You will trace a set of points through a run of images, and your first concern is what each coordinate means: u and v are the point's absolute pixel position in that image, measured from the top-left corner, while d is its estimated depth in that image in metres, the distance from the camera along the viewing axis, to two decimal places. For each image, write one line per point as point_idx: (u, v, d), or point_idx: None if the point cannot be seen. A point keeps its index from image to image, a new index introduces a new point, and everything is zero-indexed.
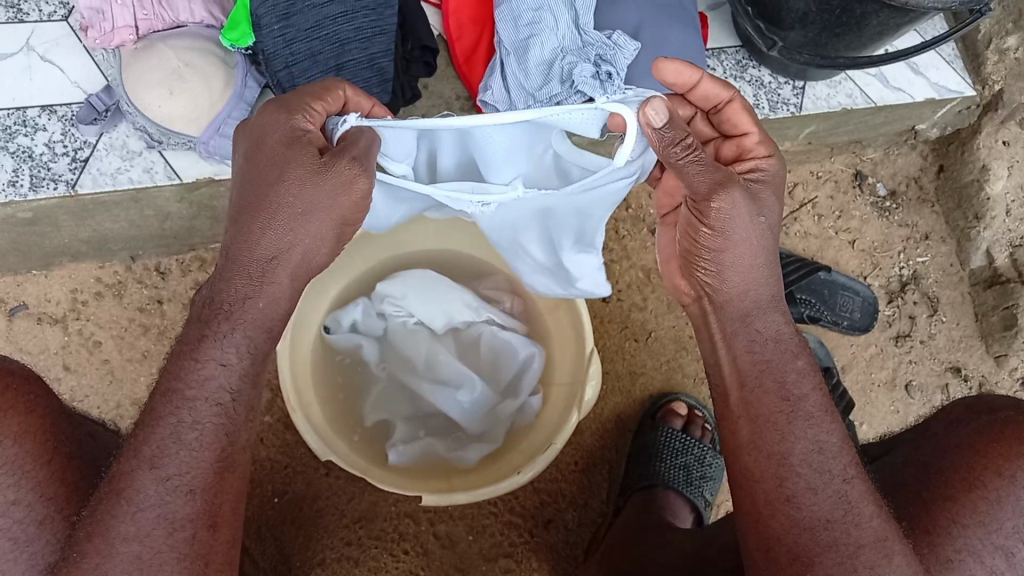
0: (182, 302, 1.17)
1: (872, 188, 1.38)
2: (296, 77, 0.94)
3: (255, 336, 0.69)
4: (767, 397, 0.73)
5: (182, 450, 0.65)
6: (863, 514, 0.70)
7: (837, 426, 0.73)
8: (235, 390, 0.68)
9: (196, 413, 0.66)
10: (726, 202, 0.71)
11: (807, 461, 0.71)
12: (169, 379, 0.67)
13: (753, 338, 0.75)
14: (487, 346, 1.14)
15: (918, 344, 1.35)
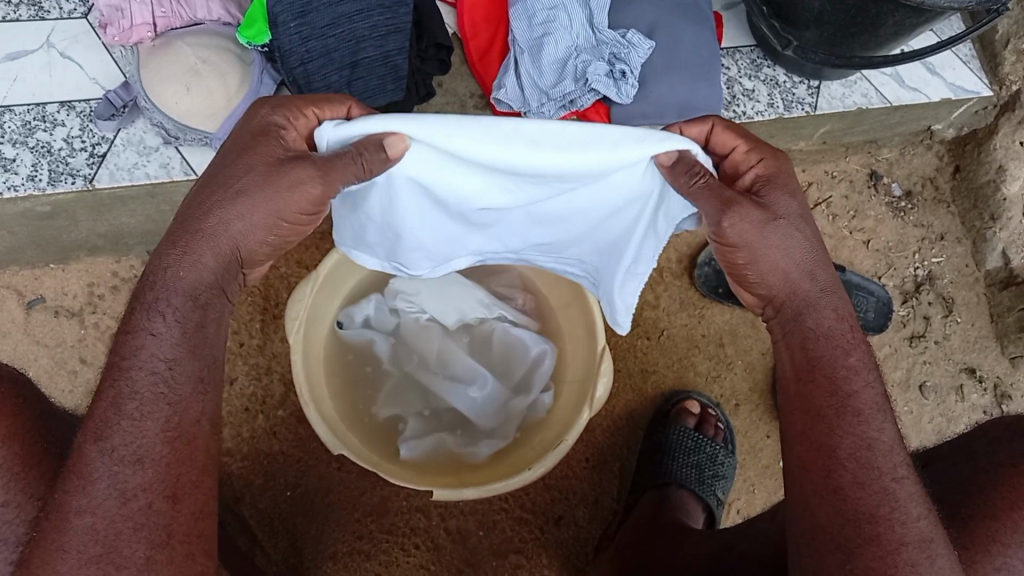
0: None
1: (887, 188, 1.38)
2: (312, 74, 0.94)
3: (189, 307, 0.67)
4: (819, 393, 0.71)
5: (125, 420, 0.64)
6: (907, 518, 0.68)
7: (890, 425, 0.71)
8: (172, 359, 0.66)
9: (146, 388, 0.65)
10: (736, 222, 0.67)
11: (855, 456, 0.69)
12: (113, 355, 0.67)
13: (806, 336, 0.73)
14: (499, 342, 1.16)
15: (932, 344, 1.34)
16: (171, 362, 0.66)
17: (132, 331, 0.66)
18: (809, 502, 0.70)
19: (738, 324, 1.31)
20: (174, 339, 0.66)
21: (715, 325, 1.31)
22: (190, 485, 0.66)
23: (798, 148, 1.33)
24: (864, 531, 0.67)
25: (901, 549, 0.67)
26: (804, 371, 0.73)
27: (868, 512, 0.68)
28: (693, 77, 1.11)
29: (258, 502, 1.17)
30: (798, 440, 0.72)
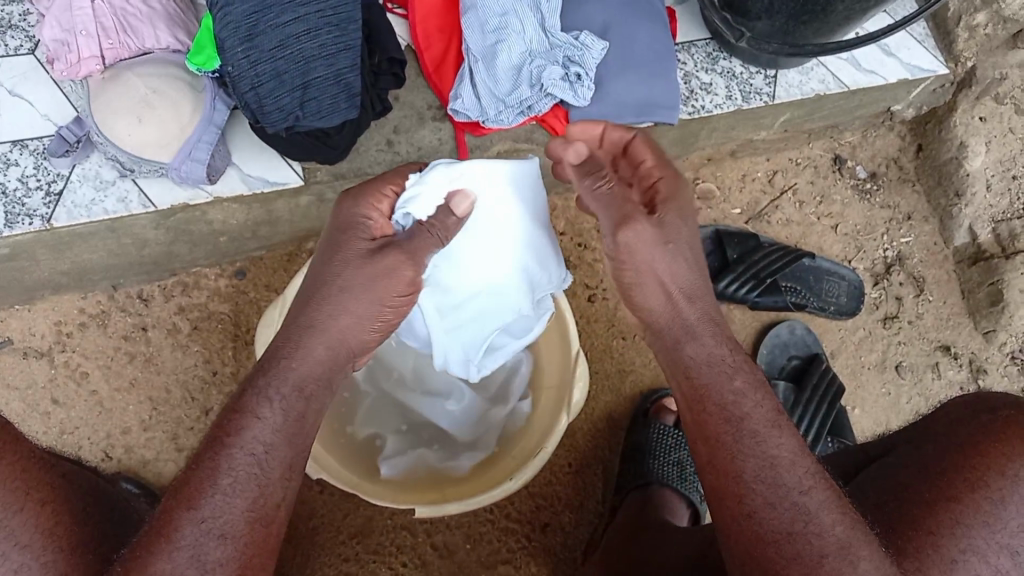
0: (166, 328, 1.18)
1: (852, 171, 1.40)
2: (264, 99, 0.93)
3: (290, 396, 0.71)
4: (715, 419, 0.72)
5: (218, 493, 0.65)
6: (823, 522, 0.67)
7: (787, 440, 0.71)
8: (269, 444, 0.68)
9: (256, 473, 0.67)
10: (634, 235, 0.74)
11: (762, 478, 0.69)
12: (219, 429, 0.68)
13: (691, 362, 0.74)
14: None
15: (906, 325, 1.35)
16: (268, 446, 0.68)
17: (242, 409, 0.69)
18: (757, 510, 0.68)
19: None
20: (276, 424, 0.69)
21: None
22: (260, 564, 0.65)
23: (760, 138, 1.33)
24: (786, 553, 0.66)
25: (822, 561, 0.66)
26: (697, 399, 0.74)
27: (782, 531, 0.67)
28: (650, 75, 1.11)
29: None
30: (711, 472, 0.72)
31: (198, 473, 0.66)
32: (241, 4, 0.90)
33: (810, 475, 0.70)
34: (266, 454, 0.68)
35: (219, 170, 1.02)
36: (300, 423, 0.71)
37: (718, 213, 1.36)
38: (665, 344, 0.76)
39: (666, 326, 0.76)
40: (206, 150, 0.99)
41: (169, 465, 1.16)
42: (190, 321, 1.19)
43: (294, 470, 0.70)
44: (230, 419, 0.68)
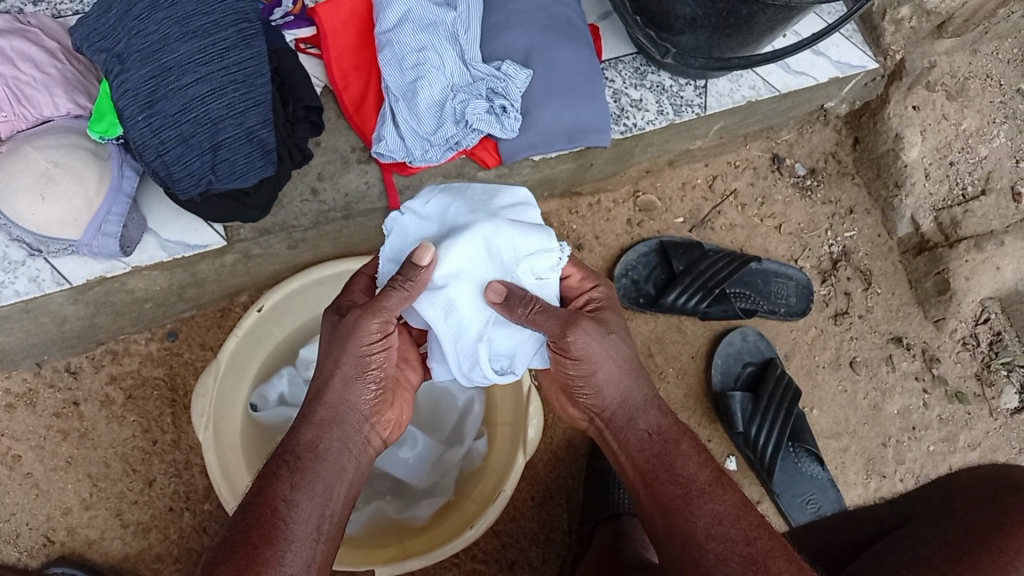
0: (100, 400, 1.13)
1: (791, 169, 1.39)
2: (172, 166, 0.88)
3: (316, 463, 0.73)
4: (667, 486, 0.73)
5: (258, 550, 0.66)
6: (772, 569, 0.68)
7: (732, 496, 0.73)
8: (303, 509, 0.70)
9: (285, 527, 0.68)
10: (581, 336, 0.74)
11: (712, 532, 0.70)
12: (256, 493, 0.70)
13: (641, 439, 0.77)
14: (426, 398, 1.16)
15: (857, 320, 1.34)
16: (299, 503, 0.70)
17: (264, 476, 0.72)
18: (711, 569, 0.69)
19: (664, 330, 1.30)
20: (307, 493, 0.71)
21: (641, 335, 1.29)
22: None
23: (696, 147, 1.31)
24: None
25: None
26: (651, 466, 0.75)
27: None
28: (577, 98, 1.08)
29: None
30: (667, 537, 0.72)
31: (226, 540, 0.67)
32: (138, 70, 0.85)
33: (755, 526, 0.71)
34: (289, 507, 0.70)
35: (134, 239, 0.97)
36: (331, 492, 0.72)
37: (661, 223, 1.34)
38: (614, 427, 0.79)
39: (615, 408, 0.78)
40: (116, 223, 0.93)
41: (115, 543, 1.11)
42: (124, 391, 1.14)
43: (321, 530, 0.70)
44: (258, 488, 0.71)
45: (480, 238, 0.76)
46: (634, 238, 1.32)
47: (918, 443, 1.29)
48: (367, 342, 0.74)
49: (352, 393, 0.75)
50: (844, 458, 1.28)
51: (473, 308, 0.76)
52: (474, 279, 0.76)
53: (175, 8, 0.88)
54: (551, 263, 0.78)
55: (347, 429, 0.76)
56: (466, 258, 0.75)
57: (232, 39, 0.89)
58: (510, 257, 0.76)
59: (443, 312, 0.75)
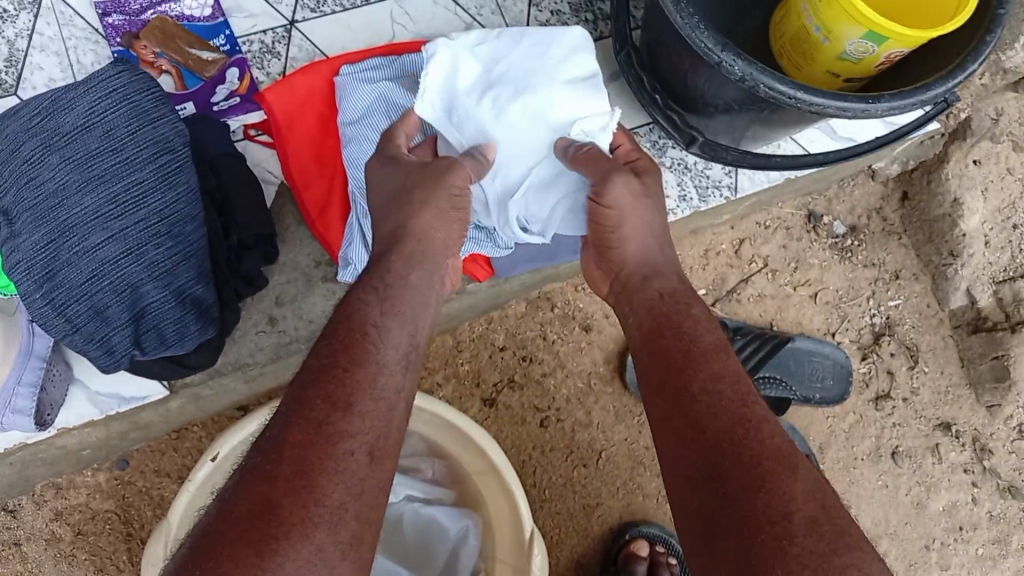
0: (43, 539, 1.00)
1: (829, 228, 1.21)
2: (85, 344, 0.71)
3: (398, 307, 0.68)
4: (669, 347, 0.68)
5: (362, 383, 0.61)
6: (763, 431, 0.61)
7: (734, 362, 0.67)
8: (397, 350, 0.66)
9: (375, 353, 0.64)
10: (623, 196, 0.74)
11: (707, 389, 0.64)
12: (340, 320, 0.66)
13: (651, 296, 0.72)
14: (414, 528, 1.01)
15: (900, 403, 1.19)
16: (391, 343, 0.66)
17: (351, 302, 0.68)
18: (701, 413, 0.62)
19: None
20: (396, 336, 0.67)
21: None
22: (390, 445, 0.61)
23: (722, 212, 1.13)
24: (728, 454, 0.59)
25: (762, 460, 0.59)
26: (657, 326, 0.71)
27: (726, 434, 0.61)
28: None
29: None
30: (659, 394, 0.66)
31: (312, 371, 0.62)
32: (32, 234, 0.68)
33: (753, 397, 0.65)
34: (378, 334, 0.66)
35: (57, 400, 0.81)
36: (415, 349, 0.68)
37: None
38: (626, 284, 0.75)
39: (635, 265, 0.74)
40: (28, 395, 0.77)
41: None
42: (72, 527, 1.00)
43: (409, 360, 0.67)
44: (346, 315, 0.67)
45: (535, 96, 0.82)
46: None
47: (965, 546, 1.18)
48: (454, 181, 0.74)
49: (438, 231, 0.73)
50: (883, 564, 1.16)
51: (519, 164, 0.82)
52: (527, 134, 0.82)
53: (73, 147, 0.70)
54: (601, 124, 0.81)
55: (427, 271, 0.72)
56: (520, 114, 0.81)
57: (151, 181, 0.72)
58: (565, 117, 0.82)
59: (490, 167, 0.82)
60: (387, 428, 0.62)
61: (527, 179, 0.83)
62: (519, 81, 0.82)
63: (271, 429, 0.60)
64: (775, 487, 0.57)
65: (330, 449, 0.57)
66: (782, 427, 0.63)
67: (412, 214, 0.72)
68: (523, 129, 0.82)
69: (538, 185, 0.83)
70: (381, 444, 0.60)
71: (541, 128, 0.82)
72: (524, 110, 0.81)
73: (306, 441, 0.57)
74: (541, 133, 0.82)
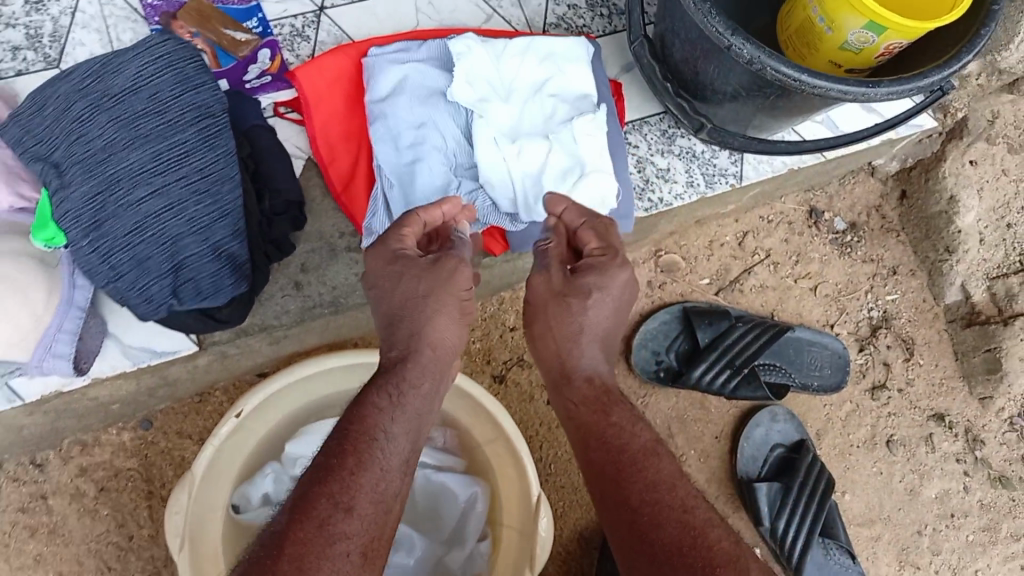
0: (68, 494, 1.04)
1: (829, 224, 1.26)
2: (125, 292, 0.76)
3: (412, 405, 0.71)
4: (608, 454, 0.70)
5: (362, 487, 0.63)
6: (709, 535, 0.64)
7: (667, 464, 0.70)
8: (402, 454, 0.68)
9: (381, 456, 0.66)
10: (586, 299, 0.74)
11: (647, 498, 0.66)
12: (348, 419, 0.68)
13: (576, 401, 0.75)
14: (424, 493, 1.06)
15: (895, 394, 1.23)
16: (394, 441, 0.68)
17: (363, 405, 0.69)
18: (648, 522, 0.64)
19: (685, 407, 1.19)
20: (400, 438, 0.69)
21: (661, 412, 1.19)
22: (377, 541, 0.63)
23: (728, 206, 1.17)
24: (679, 564, 0.61)
25: (713, 564, 0.61)
26: (585, 439, 0.73)
27: (673, 544, 0.62)
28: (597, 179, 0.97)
29: None
30: (606, 505, 0.68)
31: (318, 468, 0.64)
32: (80, 186, 0.73)
33: (690, 496, 0.67)
34: (388, 438, 0.68)
35: (92, 351, 0.86)
36: (415, 446, 0.71)
37: (685, 286, 1.22)
38: (559, 383, 0.77)
39: (563, 361, 0.76)
40: (68, 340, 0.82)
41: None
42: (96, 483, 1.04)
43: (408, 467, 0.69)
44: (356, 415, 0.68)
45: (530, 92, 0.95)
46: (655, 302, 1.21)
47: (956, 532, 1.21)
48: (461, 284, 0.75)
49: (447, 329, 0.74)
50: (876, 547, 1.20)
51: (516, 145, 0.91)
52: (522, 124, 0.94)
53: (120, 107, 0.75)
54: (594, 123, 0.93)
55: (435, 369, 0.74)
56: (518, 105, 0.94)
57: (193, 142, 0.77)
58: (557, 111, 0.94)
59: (490, 143, 0.91)
60: (378, 532, 0.64)
61: (523, 159, 0.91)
62: (517, 77, 0.95)
63: (271, 528, 0.62)
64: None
65: (328, 550, 0.59)
66: (728, 525, 0.65)
67: (430, 316, 0.73)
68: (518, 120, 0.94)
69: (536, 167, 0.91)
70: (375, 542, 0.63)
71: (537, 119, 0.94)
72: (522, 105, 0.94)
73: (308, 539, 0.59)
74: (536, 124, 0.94)
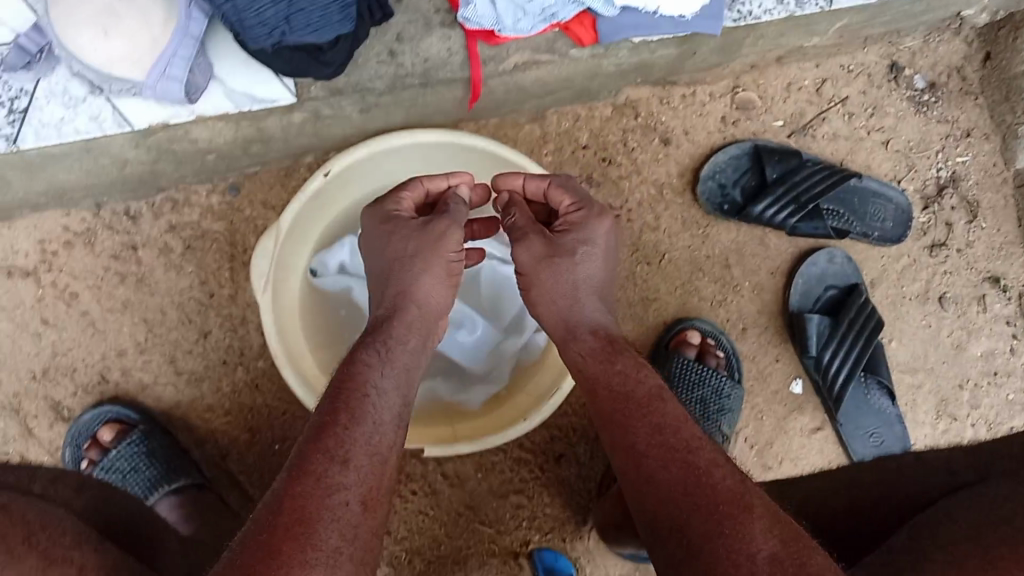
0: (157, 247, 1.11)
1: (909, 81, 1.25)
2: (243, 13, 0.81)
3: (405, 365, 0.78)
4: (617, 404, 0.76)
5: (357, 442, 0.68)
6: (714, 474, 0.67)
7: (678, 412, 0.75)
8: (395, 411, 0.74)
9: (373, 408, 0.72)
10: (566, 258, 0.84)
11: (653, 442, 0.71)
12: (343, 375, 0.74)
13: (584, 350, 0.82)
14: (488, 283, 1.13)
15: (954, 253, 1.26)
16: (381, 390, 0.74)
17: (355, 360, 0.76)
18: (653, 469, 0.69)
19: (745, 242, 1.23)
20: (389, 385, 0.75)
21: (720, 245, 1.23)
22: (373, 491, 0.67)
23: (812, 45, 1.17)
24: (686, 503, 0.65)
25: (718, 504, 0.64)
26: (592, 388, 0.79)
27: (681, 484, 0.67)
28: None
29: (246, 458, 1.13)
30: (615, 449, 0.74)
31: (315, 426, 0.69)
32: None
33: (696, 438, 0.72)
34: (379, 393, 0.73)
35: (200, 86, 0.90)
36: (407, 395, 0.77)
37: (758, 125, 1.23)
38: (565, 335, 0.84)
39: (561, 318, 0.84)
40: (181, 67, 0.86)
41: (168, 389, 1.12)
42: (183, 240, 1.11)
43: (401, 418, 0.74)
44: (351, 370, 0.75)
45: None
46: (726, 138, 1.22)
47: (996, 390, 1.27)
48: (450, 248, 0.85)
49: (430, 282, 0.83)
50: (916, 395, 1.26)
51: None
52: None
53: None
54: None
55: (421, 324, 0.82)
56: None
57: None
58: None
59: None
60: (377, 481, 0.68)
61: None
62: None
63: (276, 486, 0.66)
64: (737, 529, 0.62)
65: (327, 501, 0.63)
66: (732, 463, 0.69)
67: (419, 273, 0.83)
68: None
69: None
70: (372, 489, 0.67)
71: None
72: None
73: (306, 492, 0.63)
74: None
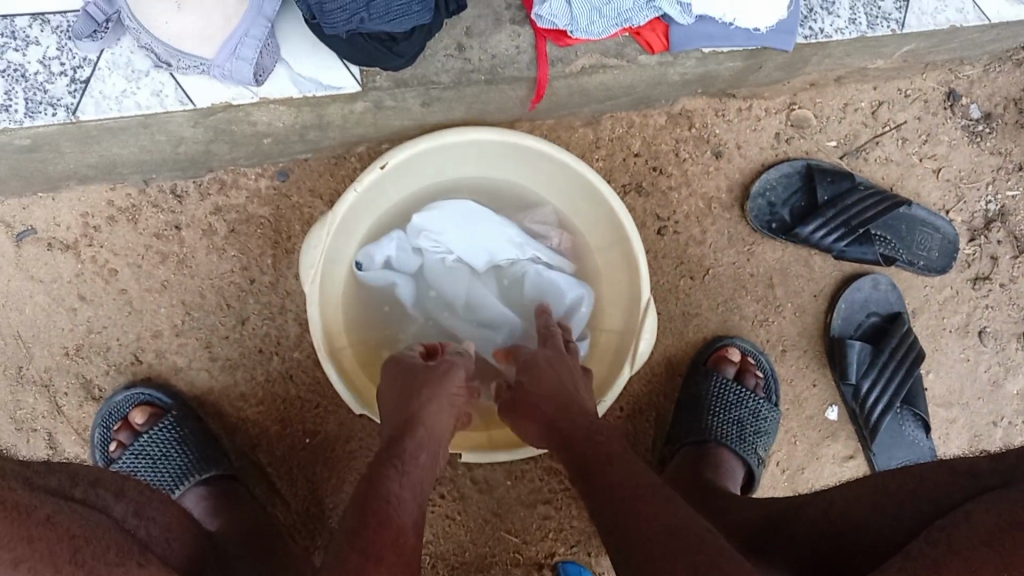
0: (201, 229, 1.09)
1: (964, 110, 1.24)
2: None
3: (421, 488, 0.76)
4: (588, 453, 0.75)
5: (387, 550, 0.65)
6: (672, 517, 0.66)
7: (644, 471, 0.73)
8: (416, 522, 0.71)
9: (396, 513, 0.69)
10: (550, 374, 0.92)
11: (621, 487, 0.70)
12: (365, 488, 0.72)
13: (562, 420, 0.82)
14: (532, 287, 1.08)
15: (997, 287, 1.25)
16: (404, 500, 0.71)
17: (374, 475, 0.74)
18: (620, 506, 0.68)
19: (790, 262, 1.21)
20: (410, 500, 0.73)
21: (765, 263, 1.21)
22: None
23: (874, 67, 1.16)
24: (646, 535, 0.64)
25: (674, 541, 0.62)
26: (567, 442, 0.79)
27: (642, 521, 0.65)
28: None
29: (275, 450, 1.11)
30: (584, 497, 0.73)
31: (345, 533, 0.66)
32: None
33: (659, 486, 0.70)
34: (400, 501, 0.71)
35: (268, 69, 0.88)
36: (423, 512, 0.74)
37: (811, 144, 1.22)
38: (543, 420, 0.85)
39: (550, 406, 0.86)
40: (252, 47, 0.85)
41: (200, 374, 1.10)
42: (227, 224, 1.09)
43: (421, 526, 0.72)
44: (370, 483, 0.72)
45: None
46: (778, 156, 1.21)
47: None
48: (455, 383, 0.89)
49: (440, 416, 0.85)
50: (950, 429, 1.25)
51: None
52: None
53: None
54: None
55: (434, 450, 0.82)
56: None
57: None
58: None
59: None
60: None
61: None
62: None
63: None
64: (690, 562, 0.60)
65: None
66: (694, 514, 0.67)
67: (425, 402, 0.84)
68: None
69: None
70: None
71: None
72: None
73: None
74: None
